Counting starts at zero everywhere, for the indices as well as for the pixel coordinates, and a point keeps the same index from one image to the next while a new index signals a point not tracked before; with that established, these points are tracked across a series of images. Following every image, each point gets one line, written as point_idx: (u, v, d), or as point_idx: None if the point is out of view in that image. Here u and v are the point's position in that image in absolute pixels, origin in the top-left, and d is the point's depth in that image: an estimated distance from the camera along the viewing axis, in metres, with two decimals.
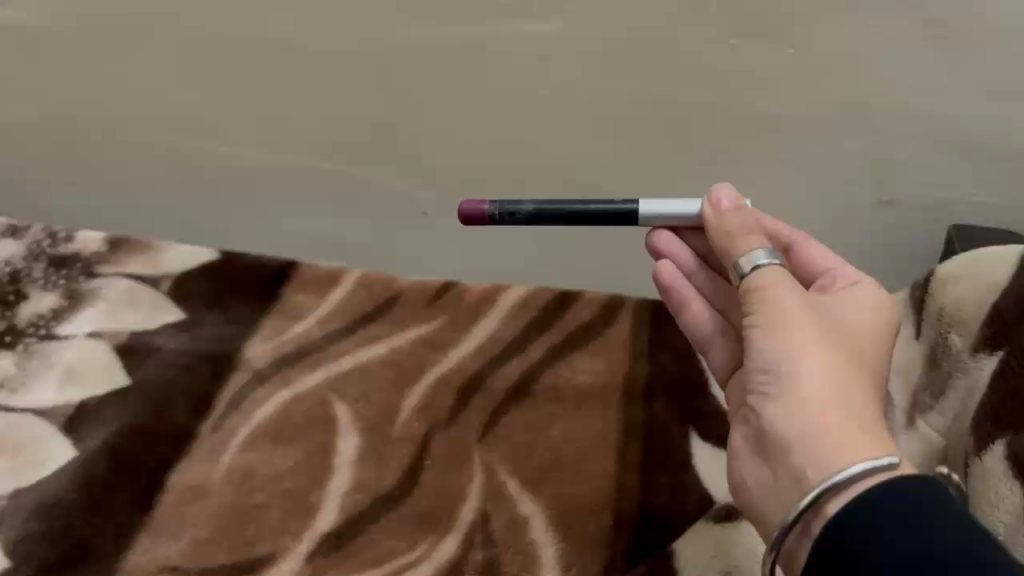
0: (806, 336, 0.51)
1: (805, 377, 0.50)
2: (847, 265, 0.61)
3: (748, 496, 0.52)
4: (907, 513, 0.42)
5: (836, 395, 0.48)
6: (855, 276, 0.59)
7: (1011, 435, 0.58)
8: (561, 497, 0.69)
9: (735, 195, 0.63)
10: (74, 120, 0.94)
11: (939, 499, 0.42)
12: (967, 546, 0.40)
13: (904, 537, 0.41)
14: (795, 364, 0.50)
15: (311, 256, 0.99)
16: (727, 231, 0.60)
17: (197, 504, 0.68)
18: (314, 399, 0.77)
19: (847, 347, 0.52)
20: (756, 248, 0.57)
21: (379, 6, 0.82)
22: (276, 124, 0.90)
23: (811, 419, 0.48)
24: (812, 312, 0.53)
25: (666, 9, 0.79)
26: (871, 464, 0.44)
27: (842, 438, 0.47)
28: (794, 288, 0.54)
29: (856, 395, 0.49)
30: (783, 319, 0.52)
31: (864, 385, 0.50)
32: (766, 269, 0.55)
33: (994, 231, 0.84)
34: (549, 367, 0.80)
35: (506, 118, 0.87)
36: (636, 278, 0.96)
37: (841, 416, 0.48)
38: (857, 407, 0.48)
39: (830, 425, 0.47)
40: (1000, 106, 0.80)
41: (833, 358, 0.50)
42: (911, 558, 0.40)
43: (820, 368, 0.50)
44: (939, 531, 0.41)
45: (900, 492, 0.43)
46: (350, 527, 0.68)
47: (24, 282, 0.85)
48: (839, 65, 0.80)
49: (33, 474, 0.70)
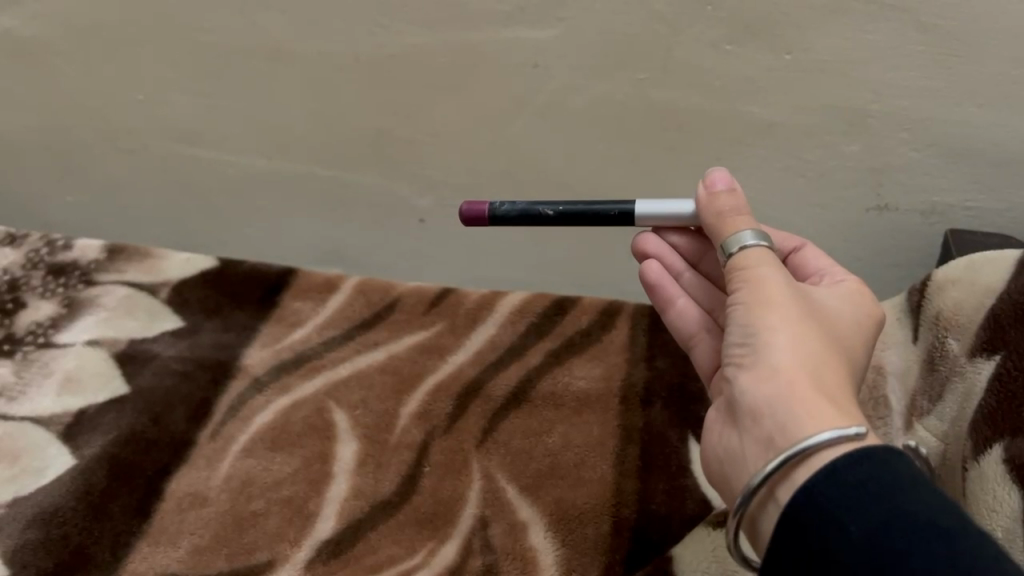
0: (786, 312, 0.50)
1: (780, 347, 0.48)
2: (839, 267, 0.62)
3: (718, 468, 0.49)
4: (865, 483, 0.39)
5: (811, 368, 0.46)
6: (844, 275, 0.60)
7: (1009, 440, 0.58)
8: (561, 503, 0.67)
9: (731, 177, 0.60)
10: (70, 131, 0.96)
11: (902, 468, 0.40)
12: (933, 516, 0.37)
13: (865, 507, 0.38)
14: (772, 336, 0.48)
15: (312, 262, 1.03)
16: (719, 213, 0.58)
17: (195, 511, 0.66)
18: (313, 405, 0.75)
19: (827, 332, 0.50)
20: (744, 229, 0.56)
21: (370, 16, 0.80)
22: (271, 132, 0.91)
23: (783, 386, 0.46)
24: (795, 292, 0.51)
25: (659, 17, 0.76)
26: (839, 432, 0.42)
27: (812, 405, 0.44)
28: (781, 269, 0.53)
29: (831, 373, 0.47)
30: (767, 296, 0.51)
31: (840, 368, 0.48)
32: (753, 248, 0.54)
33: (993, 236, 0.82)
34: (548, 372, 0.78)
35: (501, 124, 0.86)
36: (629, 283, 0.98)
37: (812, 387, 0.45)
38: (830, 382, 0.46)
39: (801, 393, 0.45)
40: (1005, 111, 0.76)
41: (812, 337, 0.48)
42: (873, 530, 0.37)
43: (797, 342, 0.48)
44: (903, 500, 0.38)
45: (863, 460, 0.40)
46: (350, 533, 0.65)
47: (23, 291, 0.85)
48: (837, 69, 0.76)
49: (31, 481, 0.68)
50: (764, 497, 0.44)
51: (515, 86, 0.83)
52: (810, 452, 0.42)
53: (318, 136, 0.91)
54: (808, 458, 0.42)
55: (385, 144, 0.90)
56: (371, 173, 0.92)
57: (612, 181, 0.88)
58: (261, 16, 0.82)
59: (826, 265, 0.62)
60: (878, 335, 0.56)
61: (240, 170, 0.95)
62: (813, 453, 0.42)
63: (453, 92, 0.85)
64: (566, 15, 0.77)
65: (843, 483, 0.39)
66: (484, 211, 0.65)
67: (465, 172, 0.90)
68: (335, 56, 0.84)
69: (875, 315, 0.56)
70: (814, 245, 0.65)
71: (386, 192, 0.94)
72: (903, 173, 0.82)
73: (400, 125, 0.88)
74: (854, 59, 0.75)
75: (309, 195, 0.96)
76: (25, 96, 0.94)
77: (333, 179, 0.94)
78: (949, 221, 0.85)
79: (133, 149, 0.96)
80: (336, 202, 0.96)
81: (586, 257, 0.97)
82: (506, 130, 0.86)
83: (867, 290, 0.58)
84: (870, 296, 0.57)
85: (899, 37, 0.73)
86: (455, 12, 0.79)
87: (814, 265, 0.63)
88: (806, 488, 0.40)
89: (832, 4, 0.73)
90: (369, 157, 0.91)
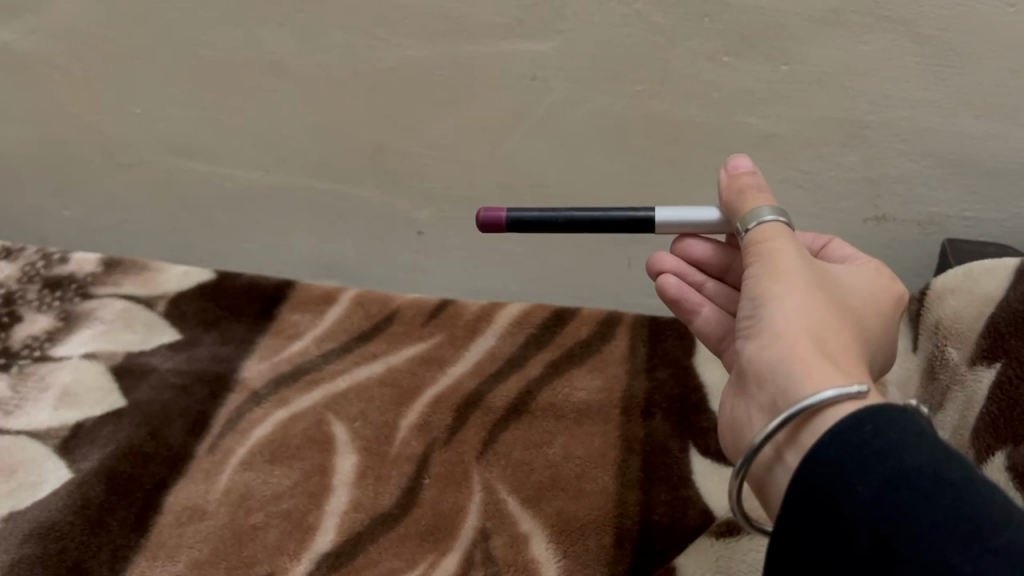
0: (796, 279, 0.49)
1: (786, 312, 0.47)
2: (863, 255, 0.61)
3: (731, 437, 0.50)
4: (868, 441, 0.38)
5: (818, 333, 0.46)
6: (863, 259, 0.59)
7: (1012, 447, 0.58)
8: (562, 514, 0.66)
9: (752, 164, 0.59)
10: (67, 145, 0.96)
11: (905, 420, 0.38)
12: (938, 470, 0.36)
13: (870, 468, 0.37)
14: (779, 302, 0.48)
15: (311, 278, 1.03)
16: (738, 191, 0.58)
17: (194, 525, 0.66)
18: (312, 418, 0.74)
19: (839, 304, 0.50)
20: (762, 207, 0.55)
21: (367, 29, 0.80)
22: (269, 145, 0.91)
23: (787, 348, 0.45)
24: (807, 262, 0.51)
25: (656, 29, 0.76)
26: (843, 390, 0.42)
27: (814, 366, 0.44)
28: (793, 242, 0.52)
29: (836, 339, 0.47)
30: (778, 266, 0.50)
31: (849, 337, 0.48)
32: (769, 223, 0.54)
33: (987, 247, 0.83)
34: (547, 384, 0.77)
35: (499, 136, 0.86)
36: (627, 296, 0.99)
37: (815, 349, 0.45)
38: (834, 347, 0.46)
39: (803, 354, 0.45)
40: (1001, 121, 0.77)
41: (822, 305, 0.48)
42: (880, 491, 0.36)
43: (805, 308, 0.48)
44: (907, 455, 0.37)
45: (864, 417, 0.38)
46: (350, 547, 0.65)
47: (18, 305, 0.85)
48: (834, 80, 0.77)
49: (27, 496, 0.68)
50: (771, 455, 0.44)
51: (515, 98, 0.83)
52: (815, 408, 0.42)
53: (315, 148, 0.91)
54: (815, 414, 0.42)
55: (384, 157, 0.90)
56: (369, 185, 0.92)
57: (609, 193, 0.88)
58: (258, 30, 0.82)
59: (847, 252, 0.62)
60: (893, 312, 0.56)
61: (238, 184, 0.95)
62: (820, 410, 0.42)
63: (451, 104, 0.85)
64: (565, 27, 0.77)
65: (846, 444, 0.38)
66: (501, 218, 0.63)
67: (464, 184, 0.91)
68: (334, 68, 0.84)
69: (889, 294, 0.56)
70: (841, 241, 0.64)
71: (384, 204, 0.94)
72: (901, 184, 0.83)
73: (398, 137, 0.88)
74: (848, 71, 0.76)
75: (307, 208, 0.96)
76: (21, 110, 0.94)
77: (331, 192, 0.94)
78: (947, 231, 0.85)
79: (130, 163, 0.96)
80: (334, 214, 0.96)
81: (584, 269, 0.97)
82: (505, 142, 0.86)
83: (881, 272, 0.57)
84: (886, 276, 0.57)
85: (896, 48, 0.74)
86: (451, 25, 0.79)
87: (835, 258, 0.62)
88: (811, 451, 0.39)
89: (829, 16, 0.73)
90: (368, 171, 0.91)
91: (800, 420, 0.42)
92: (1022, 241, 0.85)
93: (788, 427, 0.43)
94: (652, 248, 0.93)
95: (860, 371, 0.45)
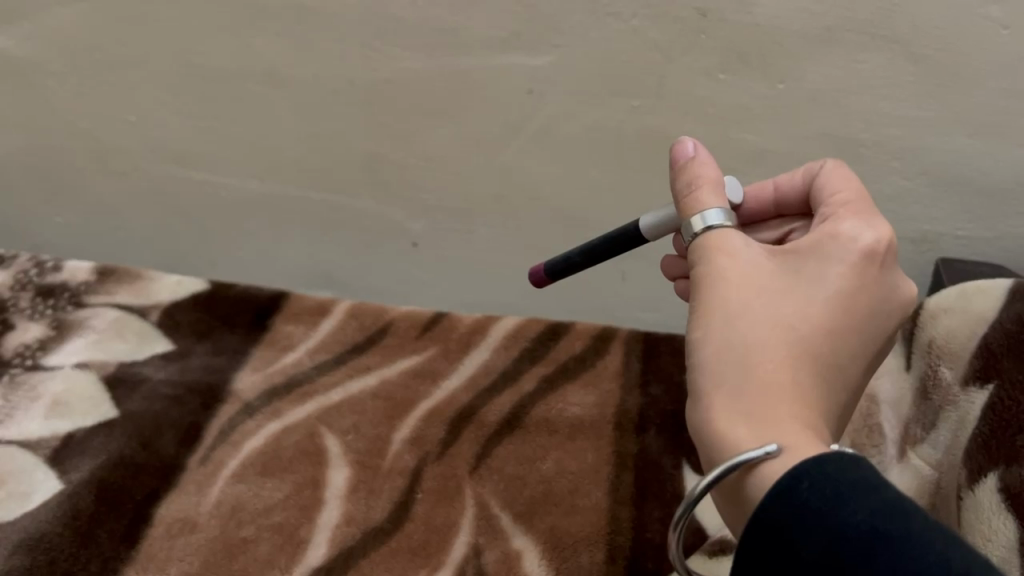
0: (720, 316, 0.46)
1: (707, 365, 0.45)
2: (850, 185, 0.52)
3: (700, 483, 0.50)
4: (810, 502, 0.37)
5: (737, 382, 0.44)
6: (844, 203, 0.51)
7: (1004, 469, 0.58)
8: (555, 531, 0.66)
9: (694, 147, 0.54)
10: (61, 151, 0.95)
11: (848, 473, 0.37)
12: (880, 526, 0.34)
13: (813, 527, 0.36)
14: (700, 349, 0.46)
15: (303, 286, 1.03)
16: (679, 195, 0.53)
17: (185, 537, 0.65)
18: (305, 430, 0.74)
19: (777, 318, 0.45)
20: (693, 219, 0.51)
21: (364, 41, 0.80)
22: (266, 154, 0.91)
23: (705, 410, 0.44)
24: (737, 279, 0.47)
25: (654, 44, 0.76)
26: (757, 451, 0.40)
27: (731, 429, 0.43)
28: (726, 260, 0.48)
29: (761, 378, 0.43)
30: (705, 302, 0.47)
31: (781, 366, 0.44)
32: (701, 244, 0.50)
33: (980, 267, 0.83)
34: (539, 400, 0.77)
35: (495, 150, 0.86)
36: (620, 311, 0.99)
37: (732, 407, 0.43)
38: (755, 393, 0.43)
39: (720, 417, 0.43)
40: (996, 142, 0.77)
41: (747, 338, 0.45)
42: (825, 554, 0.35)
43: (727, 349, 0.45)
44: (847, 513, 0.35)
45: (803, 474, 0.37)
46: (342, 561, 0.64)
47: (12, 312, 0.84)
48: (829, 99, 0.77)
49: (15, 506, 0.67)
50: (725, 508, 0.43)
51: (511, 111, 0.83)
52: (746, 467, 0.40)
53: (309, 158, 0.90)
54: (751, 469, 0.40)
55: (379, 168, 0.90)
56: (364, 196, 0.92)
57: (604, 208, 0.89)
58: (256, 40, 0.82)
59: (832, 185, 0.52)
60: (880, 267, 0.48)
61: (233, 193, 0.95)
62: (753, 466, 0.40)
63: (447, 116, 0.84)
64: (562, 42, 0.78)
65: (791, 502, 0.37)
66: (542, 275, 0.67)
67: (459, 197, 0.91)
68: (331, 80, 0.84)
69: (866, 250, 0.48)
70: (837, 164, 0.54)
71: (380, 215, 0.94)
72: (894, 203, 0.83)
73: (395, 149, 0.88)
74: (845, 90, 0.76)
75: (302, 218, 0.96)
76: (17, 117, 0.93)
77: (326, 203, 0.94)
78: (940, 250, 0.86)
79: (125, 170, 0.95)
80: (329, 224, 0.96)
81: (576, 281, 0.97)
82: (500, 154, 0.86)
83: (859, 220, 0.49)
84: (866, 223, 0.49)
85: (891, 67, 0.74)
86: (449, 38, 0.79)
87: (828, 185, 0.53)
88: (754, 514, 0.38)
89: (824, 35, 0.73)
90: (362, 182, 0.91)
91: (737, 476, 0.41)
92: (1014, 259, 0.85)
93: (726, 480, 0.42)
94: (646, 262, 0.93)
95: (783, 420, 0.42)
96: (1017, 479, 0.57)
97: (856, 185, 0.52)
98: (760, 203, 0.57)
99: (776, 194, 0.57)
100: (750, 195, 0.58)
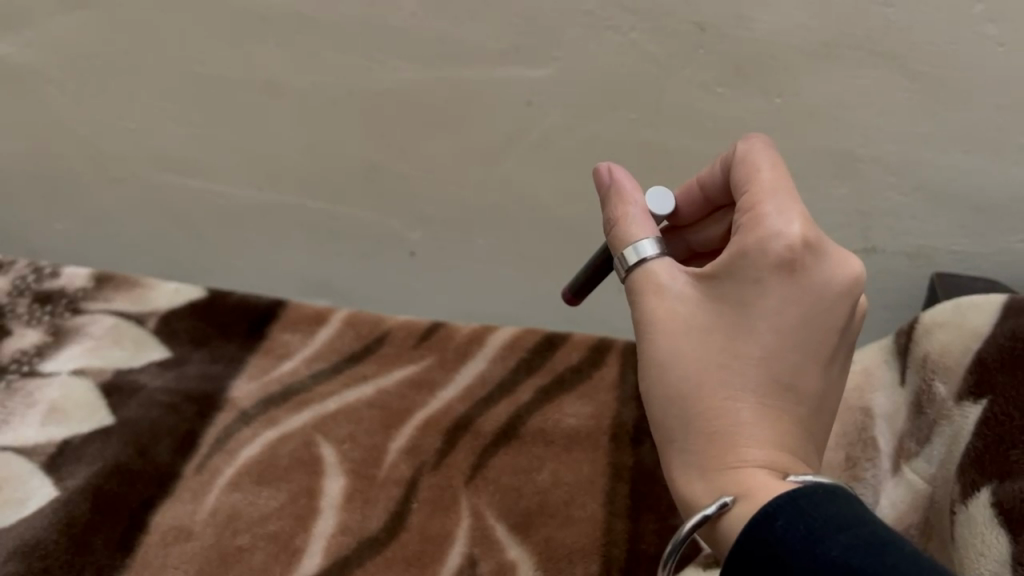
0: (655, 368, 0.48)
1: (658, 417, 0.48)
2: (767, 174, 0.48)
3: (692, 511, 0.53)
4: (785, 538, 0.37)
5: (685, 438, 0.47)
6: (756, 199, 0.47)
7: (998, 484, 0.59)
8: (551, 542, 0.67)
9: (617, 176, 0.54)
10: (60, 158, 0.95)
11: (824, 509, 0.38)
12: (852, 559, 0.35)
13: (788, 562, 0.36)
14: (649, 401, 0.49)
15: (302, 295, 1.04)
16: (608, 226, 0.53)
17: (180, 546, 0.65)
18: (301, 439, 0.74)
19: (705, 362, 0.46)
20: (622, 254, 0.51)
21: (364, 51, 0.81)
22: (265, 163, 0.91)
23: (667, 462, 0.48)
24: (665, 322, 0.48)
25: (653, 57, 0.77)
26: (716, 505, 0.42)
27: (697, 483, 0.46)
28: (652, 301, 0.49)
29: (702, 432, 0.46)
30: (642, 351, 0.49)
31: (718, 413, 0.46)
32: (630, 282, 0.51)
33: (973, 281, 0.84)
34: (536, 411, 0.77)
35: (495, 161, 0.86)
36: (618, 321, 0.99)
37: (685, 462, 0.47)
38: (703, 448, 0.46)
39: (678, 471, 0.47)
40: (991, 158, 0.78)
41: (684, 389, 0.47)
42: None
43: (668, 404, 0.47)
44: (819, 548, 0.36)
45: (777, 510, 0.38)
46: (338, 570, 0.64)
47: (9, 318, 0.85)
48: (826, 114, 0.77)
49: (9, 514, 0.67)
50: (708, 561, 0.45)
51: (510, 122, 0.83)
52: (713, 519, 0.43)
53: (309, 168, 0.91)
54: (716, 524, 0.43)
55: (379, 177, 0.90)
56: (361, 205, 0.93)
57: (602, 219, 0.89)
58: (255, 48, 0.83)
59: (749, 172, 0.49)
60: (801, 270, 0.45)
61: (231, 201, 0.95)
62: (717, 521, 0.43)
63: (446, 127, 0.85)
64: (561, 54, 0.78)
65: (768, 538, 0.38)
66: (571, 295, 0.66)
67: (458, 207, 0.91)
68: (330, 89, 0.84)
69: (780, 260, 0.45)
70: (756, 149, 0.50)
71: (379, 224, 0.94)
72: (890, 217, 0.83)
73: (394, 159, 0.88)
74: (842, 105, 0.77)
75: (300, 227, 0.96)
76: (16, 123, 0.93)
77: (324, 211, 0.94)
78: (935, 263, 0.86)
79: (123, 176, 0.96)
80: (328, 234, 0.96)
81: None
82: (499, 165, 0.87)
83: (773, 221, 0.46)
84: (782, 223, 0.46)
85: (889, 82, 0.75)
86: (448, 48, 0.79)
87: (745, 174, 0.50)
88: (733, 549, 0.39)
89: (822, 50, 0.74)
90: (362, 192, 0.92)
91: (708, 529, 0.43)
92: (1008, 273, 0.86)
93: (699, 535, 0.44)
94: None
95: (735, 465, 0.45)
96: (1011, 494, 0.57)
97: (773, 172, 0.49)
98: (691, 202, 0.57)
99: (703, 192, 0.56)
100: (680, 196, 0.58)
